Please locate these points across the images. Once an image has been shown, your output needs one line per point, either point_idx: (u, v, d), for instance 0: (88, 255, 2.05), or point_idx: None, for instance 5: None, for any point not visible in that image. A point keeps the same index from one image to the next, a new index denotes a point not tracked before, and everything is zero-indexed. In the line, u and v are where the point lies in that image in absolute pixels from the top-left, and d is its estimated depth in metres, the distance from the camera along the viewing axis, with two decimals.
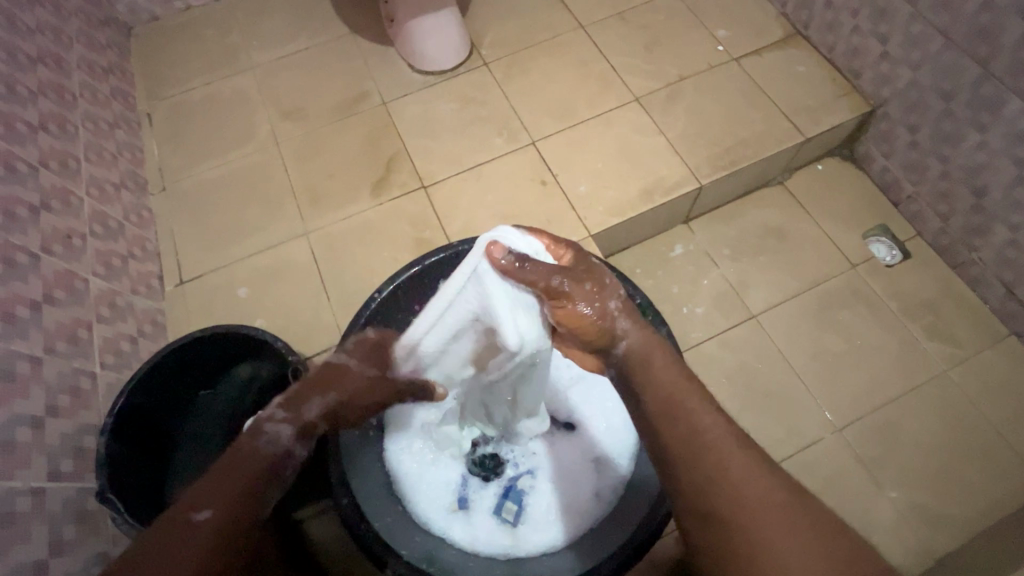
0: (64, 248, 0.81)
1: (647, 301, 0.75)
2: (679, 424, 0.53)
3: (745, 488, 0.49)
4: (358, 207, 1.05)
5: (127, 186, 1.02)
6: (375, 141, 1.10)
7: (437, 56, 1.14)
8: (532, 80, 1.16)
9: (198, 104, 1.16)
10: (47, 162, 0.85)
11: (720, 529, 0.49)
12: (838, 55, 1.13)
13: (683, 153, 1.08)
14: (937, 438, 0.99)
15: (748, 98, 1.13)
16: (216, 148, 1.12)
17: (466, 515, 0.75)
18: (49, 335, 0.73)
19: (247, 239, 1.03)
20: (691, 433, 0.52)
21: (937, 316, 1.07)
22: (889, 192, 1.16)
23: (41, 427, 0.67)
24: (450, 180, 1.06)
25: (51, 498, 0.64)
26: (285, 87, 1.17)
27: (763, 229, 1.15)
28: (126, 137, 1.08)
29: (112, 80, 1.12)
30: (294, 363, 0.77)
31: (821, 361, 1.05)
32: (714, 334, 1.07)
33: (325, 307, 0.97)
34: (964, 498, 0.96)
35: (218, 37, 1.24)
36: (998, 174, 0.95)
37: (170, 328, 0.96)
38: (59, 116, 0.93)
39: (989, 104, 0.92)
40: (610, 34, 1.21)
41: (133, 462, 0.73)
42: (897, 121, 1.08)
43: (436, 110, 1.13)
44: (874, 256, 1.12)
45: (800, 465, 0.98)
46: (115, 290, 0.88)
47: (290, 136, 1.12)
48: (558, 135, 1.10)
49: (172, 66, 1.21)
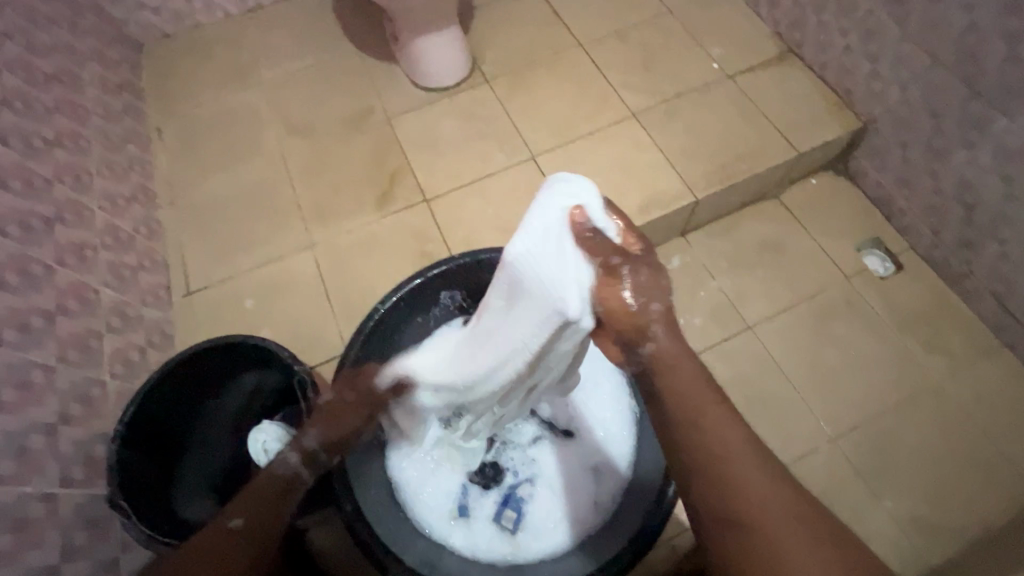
0: (77, 260, 0.84)
1: None
2: (706, 444, 0.56)
3: (758, 501, 0.53)
4: (362, 219, 1.07)
5: (137, 199, 1.05)
6: (379, 156, 1.13)
7: (440, 74, 1.17)
8: (533, 96, 1.19)
9: (207, 119, 1.20)
10: (62, 177, 0.88)
11: (732, 539, 0.52)
12: (830, 72, 1.16)
13: (680, 169, 1.10)
14: (931, 448, 1.01)
15: (743, 114, 1.15)
16: (224, 162, 1.15)
17: (465, 522, 0.77)
18: (62, 345, 0.75)
19: (254, 252, 1.05)
20: (714, 454, 0.55)
21: (930, 327, 1.09)
22: (882, 206, 1.19)
23: (55, 435, 0.69)
24: (453, 194, 1.09)
25: (63, 504, 0.66)
26: (293, 103, 1.21)
27: (758, 242, 1.17)
28: (137, 151, 1.11)
29: (124, 96, 1.16)
30: (300, 374, 0.78)
31: (816, 371, 1.07)
32: (710, 345, 1.09)
33: (330, 318, 0.99)
34: (958, 507, 0.97)
35: (227, 54, 1.28)
36: (987, 189, 0.97)
37: (178, 338, 0.98)
38: (73, 133, 0.96)
39: (976, 123, 0.95)
40: (608, 52, 1.24)
41: (142, 470, 0.75)
42: (888, 137, 1.11)
43: (439, 126, 1.16)
44: (867, 268, 1.15)
45: (795, 474, 0.99)
46: (125, 301, 0.91)
47: (296, 150, 1.15)
48: (557, 150, 1.13)
49: (182, 83, 1.24)
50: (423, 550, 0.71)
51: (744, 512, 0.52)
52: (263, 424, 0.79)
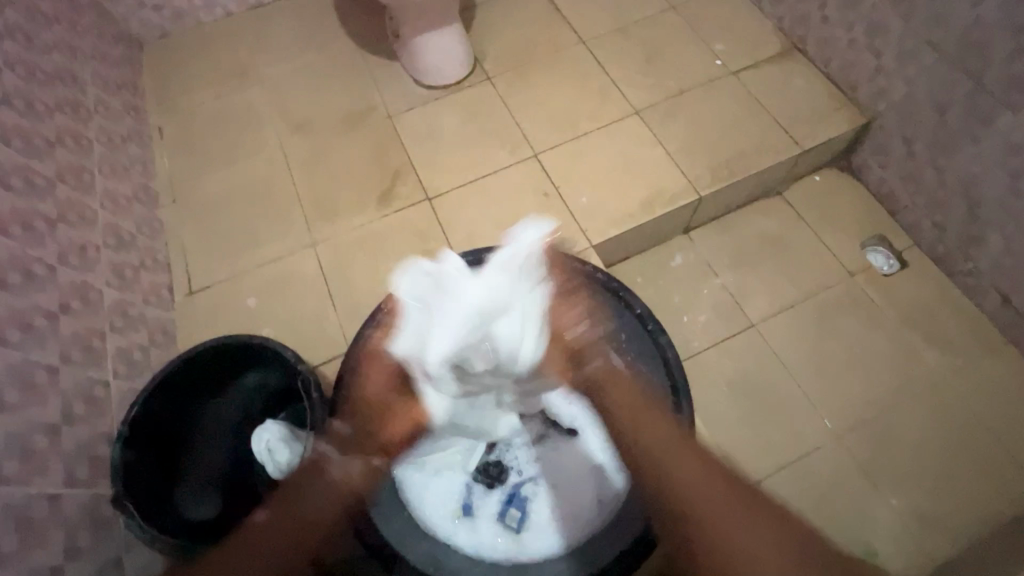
0: (79, 259, 0.84)
1: (647, 310, 0.80)
2: (662, 463, 0.69)
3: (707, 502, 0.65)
4: (364, 218, 1.07)
5: (139, 198, 1.05)
6: (381, 155, 1.13)
7: (442, 71, 1.17)
8: (535, 93, 1.18)
9: (208, 118, 1.19)
10: (63, 177, 0.88)
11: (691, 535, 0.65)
12: (834, 68, 1.16)
13: (683, 165, 1.10)
14: (935, 445, 1.00)
15: (746, 111, 1.15)
16: (225, 160, 1.14)
17: (469, 522, 0.76)
18: (65, 345, 0.75)
19: (256, 250, 1.05)
20: (671, 469, 0.68)
21: (934, 324, 1.09)
22: (886, 202, 1.18)
23: (58, 434, 0.68)
24: (455, 191, 1.08)
25: (67, 504, 0.66)
26: (294, 100, 1.20)
27: (762, 239, 1.17)
28: (138, 150, 1.11)
29: (125, 95, 1.15)
30: (304, 373, 0.78)
31: (820, 369, 1.06)
32: (714, 343, 1.09)
33: (332, 316, 0.99)
34: (962, 503, 0.97)
35: (228, 52, 1.27)
36: (993, 185, 0.97)
37: (180, 337, 0.98)
38: (74, 132, 0.95)
39: (982, 117, 0.94)
40: (610, 48, 1.23)
41: (147, 469, 0.75)
42: (893, 133, 1.10)
43: (440, 123, 1.16)
44: (871, 265, 1.14)
45: (800, 472, 0.99)
46: (127, 300, 0.90)
47: (298, 148, 1.15)
48: (560, 147, 1.12)
49: (182, 81, 1.24)
50: (430, 548, 0.74)
51: (701, 519, 0.64)
52: (266, 423, 0.80)
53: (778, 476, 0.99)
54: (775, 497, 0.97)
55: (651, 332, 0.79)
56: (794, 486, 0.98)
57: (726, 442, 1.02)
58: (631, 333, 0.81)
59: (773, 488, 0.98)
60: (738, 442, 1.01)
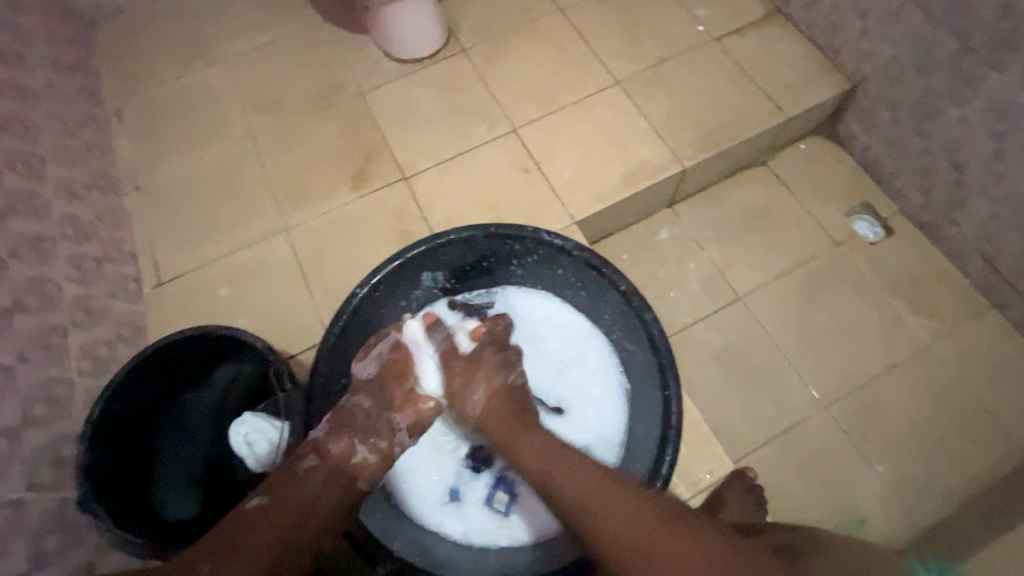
0: (33, 252, 0.79)
1: (631, 287, 0.74)
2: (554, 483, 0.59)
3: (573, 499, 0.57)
4: (337, 201, 1.03)
5: (98, 186, 0.99)
6: (353, 133, 1.08)
7: (415, 43, 1.11)
8: (512, 65, 1.14)
9: (168, 99, 1.13)
10: (11, 165, 0.83)
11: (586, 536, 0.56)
12: (818, 32, 1.12)
13: (666, 137, 1.07)
14: (922, 411, 1.01)
15: (730, 79, 1.11)
16: (190, 144, 1.09)
17: (457, 508, 0.76)
18: (20, 343, 0.71)
19: (225, 237, 1.01)
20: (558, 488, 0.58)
21: (921, 291, 1.08)
22: (871, 169, 1.16)
23: (16, 438, 0.65)
24: (431, 171, 1.04)
25: (30, 510, 0.63)
26: (259, 78, 1.14)
27: (748, 210, 1.15)
28: (94, 135, 1.05)
29: (77, 77, 1.09)
30: (273, 363, 0.75)
31: (808, 339, 1.06)
32: (701, 318, 1.07)
33: (309, 303, 0.95)
34: (949, 468, 0.97)
35: (187, 29, 1.20)
36: (977, 149, 0.96)
37: (150, 331, 0.94)
38: (22, 117, 0.90)
39: (967, 79, 0.92)
40: (590, 16, 1.19)
41: (116, 469, 0.72)
42: (878, 98, 1.08)
43: (415, 99, 1.11)
44: (857, 234, 1.13)
45: (789, 442, 0.99)
46: (89, 294, 0.86)
47: (265, 129, 1.09)
48: (539, 120, 1.08)
49: (139, 61, 1.17)
50: (416, 537, 0.73)
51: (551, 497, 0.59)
52: (245, 415, 0.77)
53: (767, 448, 0.99)
54: (765, 469, 0.97)
55: (636, 308, 0.74)
56: (782, 457, 0.98)
57: (715, 415, 1.01)
58: (615, 307, 0.78)
59: (760, 460, 0.98)
60: (727, 415, 1.01)
